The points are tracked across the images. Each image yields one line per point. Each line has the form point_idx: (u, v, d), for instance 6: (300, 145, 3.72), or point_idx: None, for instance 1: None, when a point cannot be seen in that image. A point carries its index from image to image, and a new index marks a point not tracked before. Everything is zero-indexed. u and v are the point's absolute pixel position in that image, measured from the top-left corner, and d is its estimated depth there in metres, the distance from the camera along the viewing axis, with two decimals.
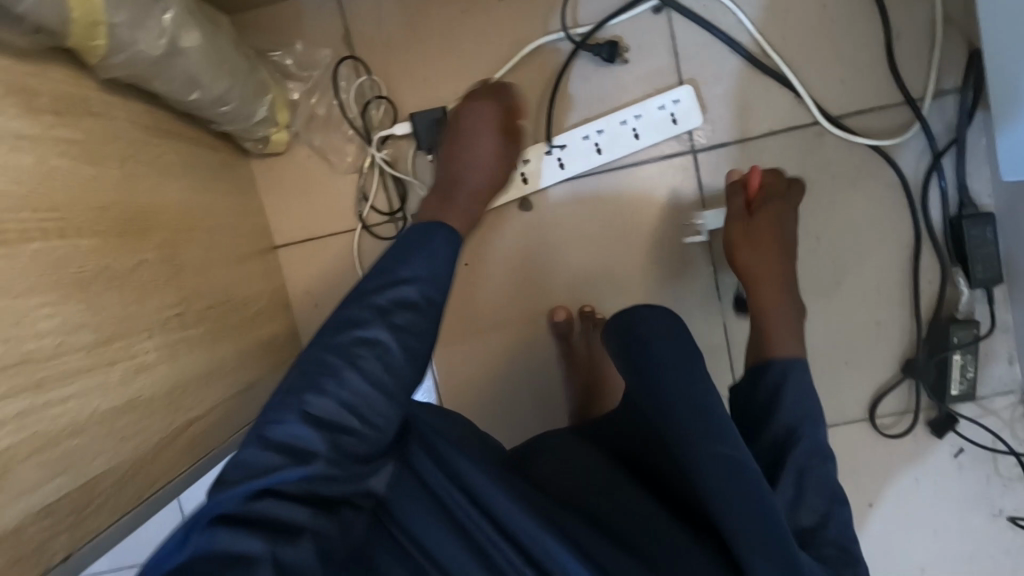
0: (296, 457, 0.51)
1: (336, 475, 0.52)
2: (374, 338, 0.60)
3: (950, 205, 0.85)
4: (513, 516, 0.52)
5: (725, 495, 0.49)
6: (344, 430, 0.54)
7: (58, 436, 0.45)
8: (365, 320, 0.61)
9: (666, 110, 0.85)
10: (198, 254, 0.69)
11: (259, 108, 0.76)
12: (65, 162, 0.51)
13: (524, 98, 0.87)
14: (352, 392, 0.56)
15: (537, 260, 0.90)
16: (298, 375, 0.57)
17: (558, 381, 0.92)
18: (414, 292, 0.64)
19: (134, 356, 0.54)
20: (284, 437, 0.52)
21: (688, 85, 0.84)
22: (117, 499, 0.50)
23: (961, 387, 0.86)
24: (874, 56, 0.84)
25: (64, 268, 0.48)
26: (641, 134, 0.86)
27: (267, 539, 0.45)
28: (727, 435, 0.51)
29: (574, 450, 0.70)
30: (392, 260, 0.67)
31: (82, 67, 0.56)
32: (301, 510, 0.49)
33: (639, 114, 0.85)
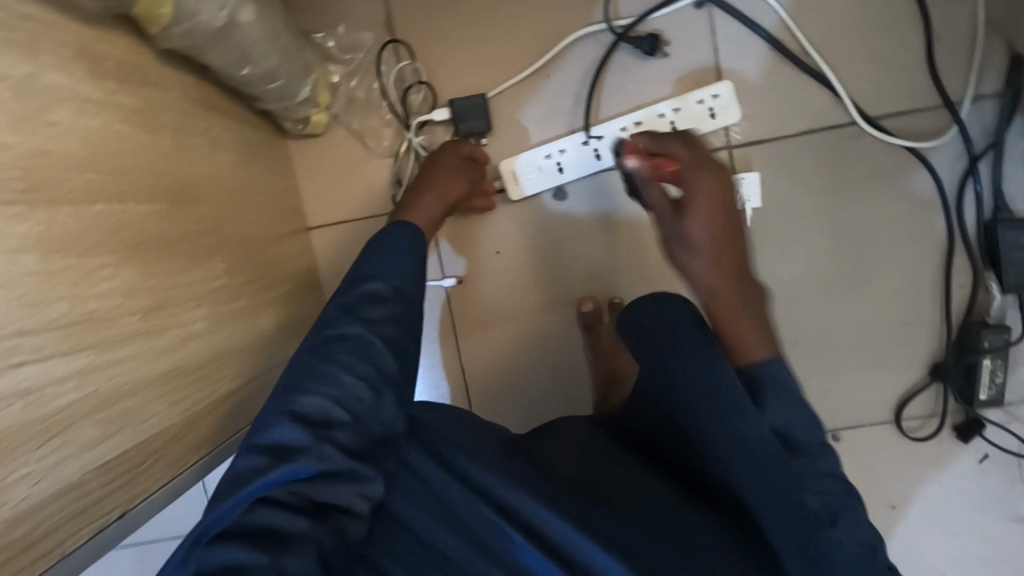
0: (281, 459, 0.52)
1: (333, 471, 0.52)
2: (353, 332, 0.61)
3: (985, 209, 0.85)
4: (529, 504, 0.55)
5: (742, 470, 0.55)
6: (332, 424, 0.55)
7: (116, 395, 0.45)
8: (341, 319, 0.63)
9: (705, 105, 0.85)
10: (240, 228, 0.69)
11: (303, 88, 0.77)
12: (125, 128, 0.52)
13: (563, 88, 0.88)
14: (340, 387, 0.57)
15: (563, 253, 0.91)
16: (287, 376, 0.58)
17: (577, 372, 0.93)
18: (380, 285, 0.66)
19: (183, 323, 0.55)
20: (276, 440, 0.53)
21: (728, 80, 0.84)
22: (166, 461, 0.51)
23: (990, 392, 0.86)
24: (914, 58, 0.84)
25: (124, 231, 0.49)
26: (679, 128, 0.86)
27: (266, 552, 0.45)
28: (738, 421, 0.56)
29: (577, 436, 0.72)
30: (367, 261, 0.69)
31: (143, 36, 0.56)
32: (298, 520, 0.48)
33: (678, 108, 0.85)
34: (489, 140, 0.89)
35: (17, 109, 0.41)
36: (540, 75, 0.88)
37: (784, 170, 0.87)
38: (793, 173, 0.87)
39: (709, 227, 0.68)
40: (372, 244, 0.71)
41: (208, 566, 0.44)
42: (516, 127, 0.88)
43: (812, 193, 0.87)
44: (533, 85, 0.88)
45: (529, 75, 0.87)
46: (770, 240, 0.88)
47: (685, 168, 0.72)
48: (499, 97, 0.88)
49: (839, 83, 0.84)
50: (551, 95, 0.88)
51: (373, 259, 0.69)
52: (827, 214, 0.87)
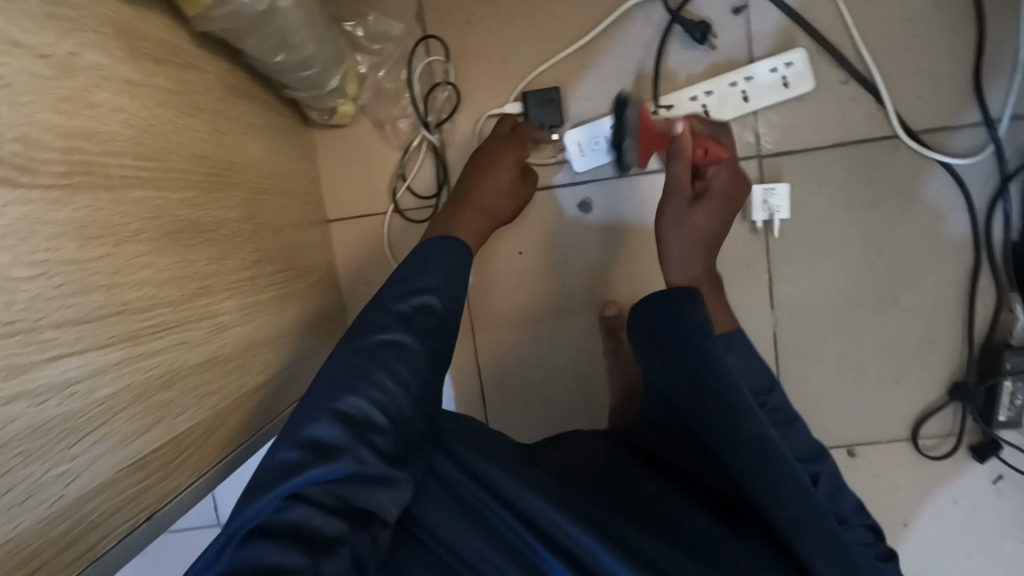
0: (319, 455, 0.50)
1: (371, 474, 0.50)
2: (397, 339, 0.59)
3: (1013, 229, 0.85)
4: (552, 519, 0.53)
5: (770, 485, 0.54)
6: (372, 427, 0.53)
7: (151, 388, 0.44)
8: (387, 323, 0.60)
9: (779, 73, 0.83)
10: (268, 217, 0.67)
11: (334, 77, 0.75)
12: (162, 111, 0.50)
13: (625, 53, 0.85)
14: (385, 393, 0.55)
15: (568, 257, 0.90)
16: (328, 375, 0.56)
17: (589, 376, 0.92)
18: (432, 297, 0.63)
19: (215, 315, 0.53)
20: (314, 436, 0.51)
21: (803, 49, 0.82)
22: (198, 456, 0.50)
23: (1009, 413, 0.85)
24: (953, 74, 0.83)
25: (160, 218, 0.47)
26: (751, 97, 0.83)
27: (303, 552, 0.43)
28: (762, 440, 0.55)
29: (585, 445, 0.71)
30: (413, 265, 0.66)
31: (179, 16, 0.54)
32: (335, 521, 0.46)
33: (750, 76, 0.83)
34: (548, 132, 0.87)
35: (60, 86, 0.39)
36: (593, 45, 0.85)
37: (812, 183, 0.86)
38: (819, 185, 0.86)
39: (705, 216, 0.76)
40: (415, 252, 0.68)
41: (246, 563, 0.42)
42: (575, 95, 0.86)
43: (835, 208, 0.87)
44: (588, 54, 0.86)
45: (583, 45, 0.85)
46: (797, 254, 0.88)
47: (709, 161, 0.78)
48: (552, 70, 0.86)
49: (886, 91, 0.83)
50: (611, 62, 0.86)
51: (420, 265, 0.65)
52: (852, 228, 0.87)
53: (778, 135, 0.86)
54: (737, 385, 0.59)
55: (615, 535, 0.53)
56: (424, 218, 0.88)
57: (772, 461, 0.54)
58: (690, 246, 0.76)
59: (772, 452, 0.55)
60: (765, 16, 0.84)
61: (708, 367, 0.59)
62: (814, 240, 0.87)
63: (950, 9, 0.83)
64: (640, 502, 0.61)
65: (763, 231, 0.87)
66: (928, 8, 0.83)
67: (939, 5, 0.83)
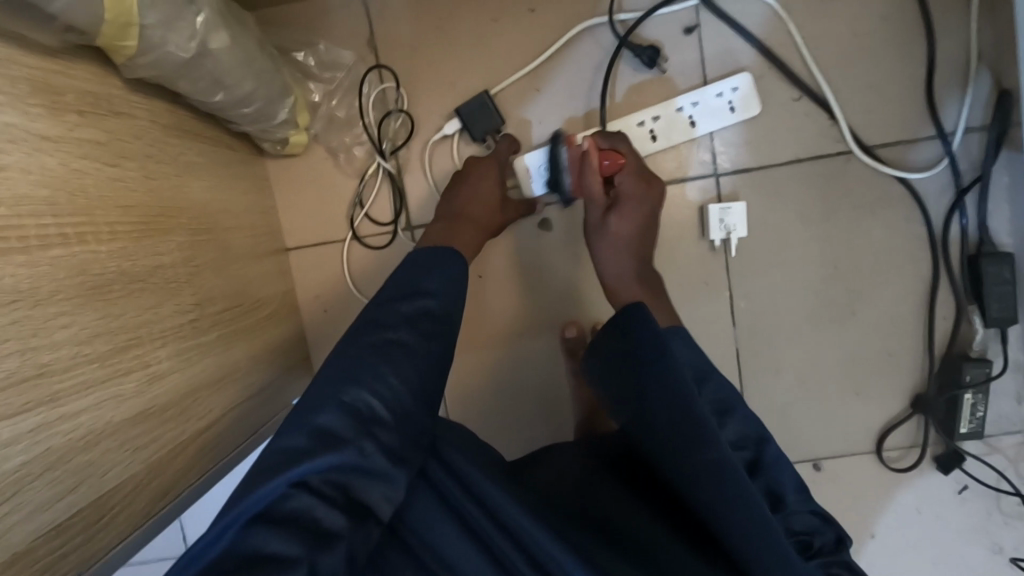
0: (326, 445, 0.50)
1: (372, 469, 0.50)
2: (400, 339, 0.61)
3: (970, 240, 0.85)
4: (521, 523, 0.49)
5: (718, 498, 0.51)
6: (376, 421, 0.53)
7: (70, 451, 0.44)
8: (392, 324, 0.63)
9: (725, 98, 0.83)
10: (214, 255, 0.67)
11: (281, 110, 0.75)
12: (86, 164, 0.49)
13: (575, 77, 0.85)
14: (390, 389, 0.56)
15: (540, 273, 0.89)
16: (338, 369, 0.57)
17: (564, 393, 0.91)
18: (434, 302, 0.66)
19: (147, 366, 0.53)
20: (322, 425, 0.52)
21: (747, 73, 0.82)
22: (129, 511, 0.50)
23: (971, 425, 0.85)
24: (904, 88, 0.84)
25: (82, 274, 0.47)
26: (698, 122, 0.83)
27: (303, 543, 0.44)
28: (706, 436, 0.53)
29: (563, 459, 0.70)
30: (415, 272, 0.68)
31: (107, 64, 0.54)
32: (337, 515, 0.47)
33: (696, 101, 0.83)
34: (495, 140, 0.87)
35: None
36: (544, 70, 0.85)
37: (770, 200, 0.86)
38: (777, 200, 0.86)
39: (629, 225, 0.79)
40: (408, 261, 0.70)
41: (246, 550, 0.43)
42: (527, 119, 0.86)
43: (808, 209, 0.86)
44: (538, 78, 0.85)
45: (533, 69, 0.85)
46: (756, 269, 0.88)
47: (625, 171, 0.79)
48: (504, 95, 0.86)
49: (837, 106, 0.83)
50: (561, 86, 0.86)
51: (424, 272, 0.68)
52: (825, 227, 0.86)
53: (732, 153, 0.86)
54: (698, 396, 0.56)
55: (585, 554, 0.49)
56: (385, 243, 0.88)
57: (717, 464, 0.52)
58: (620, 262, 0.79)
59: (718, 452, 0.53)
60: (714, 35, 0.84)
61: (667, 374, 0.56)
62: (775, 252, 0.87)
63: (898, 23, 0.83)
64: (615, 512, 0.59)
65: (721, 249, 0.87)
66: (875, 23, 0.83)
67: (886, 20, 0.83)
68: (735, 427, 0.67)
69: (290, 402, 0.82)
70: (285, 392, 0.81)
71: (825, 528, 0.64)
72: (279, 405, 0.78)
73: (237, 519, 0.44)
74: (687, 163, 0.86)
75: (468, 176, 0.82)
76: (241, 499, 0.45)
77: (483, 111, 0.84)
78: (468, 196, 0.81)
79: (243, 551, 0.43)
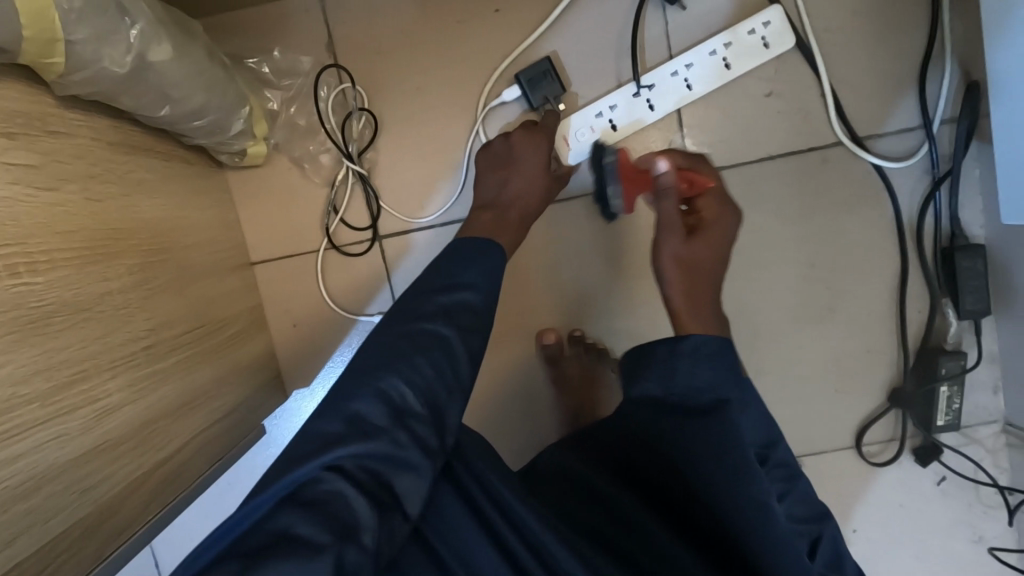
0: (359, 433, 0.48)
1: (406, 460, 0.47)
2: (437, 330, 0.57)
3: (943, 232, 0.84)
4: (542, 536, 0.47)
5: (736, 507, 0.52)
6: (411, 413, 0.51)
7: (8, 501, 0.41)
8: (427, 314, 0.58)
9: (758, 35, 0.80)
10: (170, 276, 0.64)
11: (237, 121, 0.72)
12: (18, 190, 0.46)
13: (598, 29, 0.83)
14: (424, 380, 0.53)
15: (520, 280, 0.87)
16: (371, 359, 0.54)
17: (545, 399, 0.89)
18: (472, 295, 0.61)
19: (95, 401, 0.50)
20: (356, 412, 0.50)
21: (779, 6, 0.80)
22: (79, 557, 0.47)
23: (947, 417, 0.86)
24: (875, 82, 0.83)
25: (15, 309, 0.44)
26: (695, 85, 0.82)
27: (332, 531, 0.41)
28: (755, 472, 0.53)
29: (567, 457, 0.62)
30: (452, 263, 0.63)
31: (38, 82, 0.51)
32: (366, 502, 0.44)
33: (691, 63, 0.81)
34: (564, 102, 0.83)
35: None
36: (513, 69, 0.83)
37: (744, 200, 0.85)
38: (753, 200, 0.85)
39: (704, 253, 0.70)
40: (448, 251, 0.66)
41: (269, 535, 0.40)
42: (573, 68, 0.83)
43: (782, 207, 0.85)
44: (550, 42, 0.83)
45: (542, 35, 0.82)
46: (731, 270, 0.87)
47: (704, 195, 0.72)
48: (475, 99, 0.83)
49: (818, 95, 0.83)
50: (593, 37, 0.83)
51: (461, 265, 0.63)
52: (802, 224, 0.86)
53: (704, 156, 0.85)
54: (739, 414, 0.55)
55: (583, 555, 0.48)
56: (361, 252, 0.86)
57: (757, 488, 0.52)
58: (695, 290, 0.69)
59: (758, 489, 0.52)
60: (683, 32, 0.83)
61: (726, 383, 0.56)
62: (751, 251, 0.86)
63: (865, 14, 0.82)
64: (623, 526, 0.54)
65: None
66: (843, 16, 0.82)
67: (855, 13, 0.82)
68: (795, 505, 0.62)
69: (262, 421, 0.79)
70: (256, 412, 0.78)
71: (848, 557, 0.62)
72: (251, 426, 0.76)
73: (264, 503, 0.42)
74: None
75: (506, 160, 0.77)
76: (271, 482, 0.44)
77: (546, 78, 0.81)
78: (511, 185, 0.76)
79: (273, 529, 0.40)
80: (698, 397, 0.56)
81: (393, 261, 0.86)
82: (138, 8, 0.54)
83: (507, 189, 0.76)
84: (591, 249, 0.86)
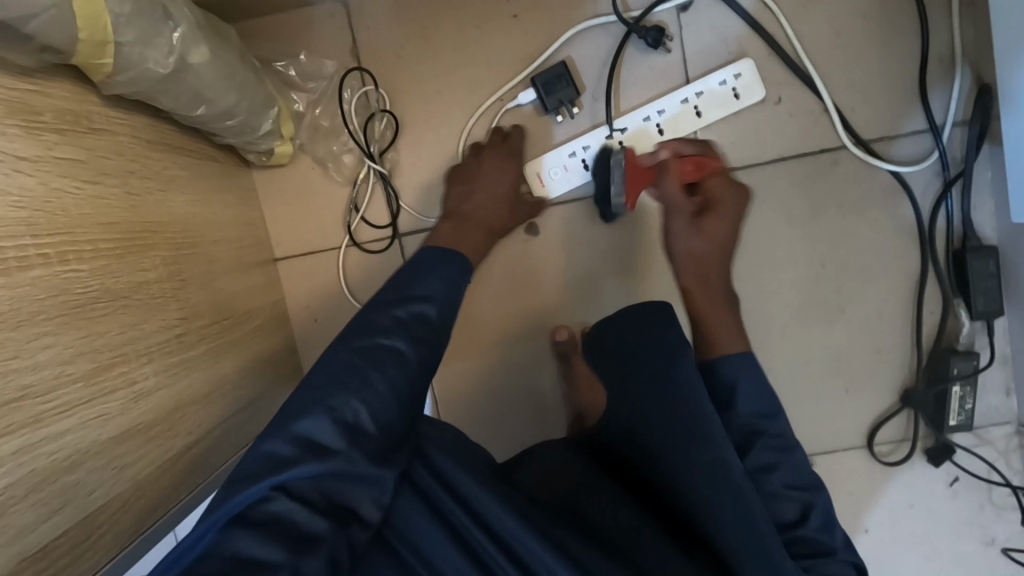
0: (308, 453, 0.50)
1: (360, 474, 0.50)
2: (393, 345, 0.59)
3: (954, 234, 0.85)
4: (517, 534, 0.51)
5: (704, 501, 0.54)
6: (362, 432, 0.52)
7: (54, 473, 0.44)
8: (387, 329, 0.60)
9: (728, 86, 0.83)
10: (200, 270, 0.67)
11: (264, 121, 0.75)
12: (66, 183, 0.49)
13: (582, 70, 0.85)
14: (378, 398, 0.54)
15: (535, 279, 0.89)
16: (323, 375, 0.55)
17: (558, 396, 0.91)
18: (429, 309, 0.63)
19: (132, 384, 0.53)
20: (303, 432, 0.51)
21: (749, 59, 0.83)
22: (115, 532, 0.50)
23: (959, 417, 0.86)
24: (886, 85, 0.84)
25: (62, 294, 0.46)
26: (666, 130, 0.84)
27: (284, 548, 0.45)
28: (709, 436, 0.56)
29: (551, 454, 0.68)
30: (411, 276, 0.66)
31: (86, 83, 0.54)
32: (318, 519, 0.47)
33: (663, 109, 0.84)
34: (579, 106, 0.86)
35: None
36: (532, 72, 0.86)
37: (756, 200, 0.87)
38: (765, 201, 0.87)
39: (710, 234, 0.77)
40: (413, 262, 0.68)
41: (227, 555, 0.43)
42: (587, 74, 0.86)
43: (791, 208, 0.87)
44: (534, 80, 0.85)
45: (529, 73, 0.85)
46: (743, 269, 0.88)
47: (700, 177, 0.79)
48: (494, 100, 0.86)
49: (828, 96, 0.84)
50: (582, 72, 0.85)
51: (421, 277, 0.65)
52: (810, 224, 0.87)
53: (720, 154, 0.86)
54: (717, 422, 0.57)
55: (566, 549, 0.51)
56: (381, 249, 0.88)
57: (719, 474, 0.54)
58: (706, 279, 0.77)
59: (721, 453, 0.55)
60: (697, 36, 0.85)
61: (683, 401, 0.57)
62: (763, 252, 0.88)
63: (877, 19, 0.83)
64: (595, 522, 0.58)
65: None
66: (854, 21, 0.84)
67: (865, 19, 0.83)
68: (783, 475, 0.65)
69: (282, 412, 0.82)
70: (275, 403, 0.81)
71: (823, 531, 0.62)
72: (270, 417, 0.78)
73: (218, 522, 0.45)
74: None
75: (472, 176, 0.82)
76: (220, 505, 0.46)
77: (560, 82, 0.83)
78: (475, 199, 0.81)
79: (226, 552, 0.43)
80: (646, 369, 0.59)
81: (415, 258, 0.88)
82: (178, 13, 0.58)
83: (469, 205, 0.81)
84: (601, 246, 0.88)
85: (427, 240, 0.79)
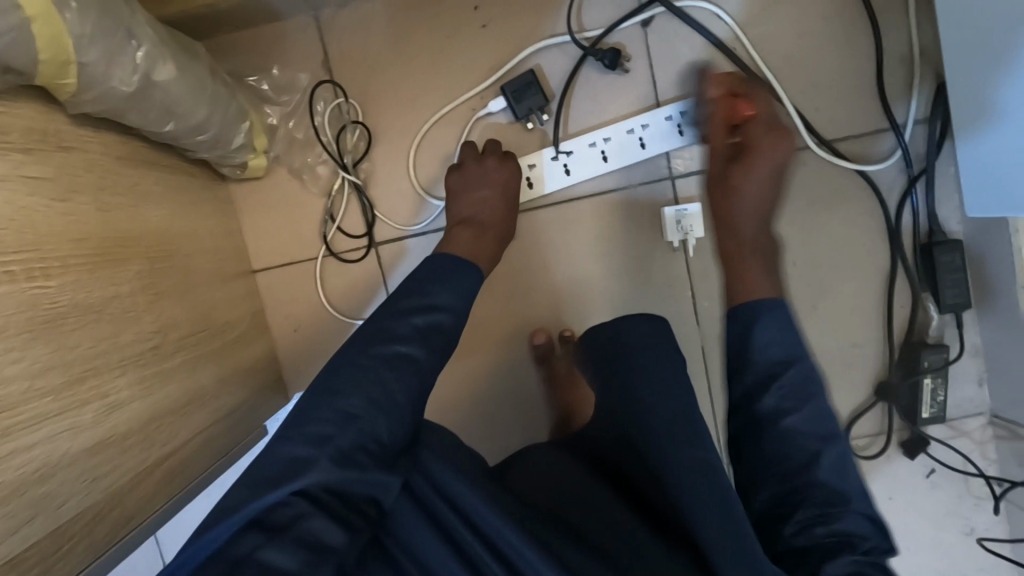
0: (326, 456, 0.51)
1: (371, 479, 0.51)
2: (411, 353, 0.60)
3: (921, 228, 0.87)
4: (518, 549, 0.50)
5: (704, 508, 0.52)
6: (373, 436, 0.53)
7: (25, 483, 0.45)
8: (403, 335, 0.61)
9: (673, 121, 0.85)
10: (174, 282, 0.68)
11: (237, 135, 0.76)
12: (34, 200, 0.50)
13: (547, 81, 0.87)
14: (388, 403, 0.55)
15: (515, 284, 0.90)
16: (335, 376, 0.57)
17: (539, 399, 0.91)
18: (447, 316, 0.63)
19: (104, 396, 0.53)
20: (320, 434, 0.53)
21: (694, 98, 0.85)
22: (89, 540, 0.51)
23: (932, 409, 0.87)
24: (847, 87, 0.86)
25: (32, 308, 0.47)
26: (611, 157, 0.86)
27: (299, 556, 0.45)
28: (696, 438, 0.57)
29: (548, 454, 0.69)
30: (426, 282, 0.65)
31: (54, 103, 0.55)
32: (334, 528, 0.48)
33: (608, 137, 0.86)
34: (548, 116, 0.87)
35: None
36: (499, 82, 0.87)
37: None
38: None
39: (750, 178, 0.78)
40: (424, 265, 0.68)
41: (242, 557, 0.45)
42: (553, 85, 0.87)
43: None
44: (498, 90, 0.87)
45: (492, 82, 0.86)
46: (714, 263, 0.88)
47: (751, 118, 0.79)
48: (460, 110, 0.87)
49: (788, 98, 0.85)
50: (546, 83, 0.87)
51: (435, 283, 0.65)
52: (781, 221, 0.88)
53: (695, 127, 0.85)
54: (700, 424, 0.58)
55: (554, 551, 0.50)
56: (358, 258, 0.89)
57: (712, 482, 0.54)
58: (744, 241, 0.77)
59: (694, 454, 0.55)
60: (659, 46, 0.86)
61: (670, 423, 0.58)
62: None
63: (835, 21, 0.85)
64: (585, 526, 0.58)
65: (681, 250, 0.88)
66: (815, 23, 0.85)
67: (825, 21, 0.85)
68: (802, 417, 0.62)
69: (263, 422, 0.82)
70: (257, 413, 0.81)
71: (843, 510, 0.58)
72: (251, 425, 0.79)
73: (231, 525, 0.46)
74: (632, 176, 0.88)
75: (469, 182, 0.81)
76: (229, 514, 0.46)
77: (529, 91, 0.84)
78: (490, 205, 0.80)
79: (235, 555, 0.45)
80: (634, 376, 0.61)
81: (393, 266, 0.89)
82: (143, 31, 0.59)
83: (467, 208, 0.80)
84: (583, 249, 0.89)
85: (444, 248, 0.77)
